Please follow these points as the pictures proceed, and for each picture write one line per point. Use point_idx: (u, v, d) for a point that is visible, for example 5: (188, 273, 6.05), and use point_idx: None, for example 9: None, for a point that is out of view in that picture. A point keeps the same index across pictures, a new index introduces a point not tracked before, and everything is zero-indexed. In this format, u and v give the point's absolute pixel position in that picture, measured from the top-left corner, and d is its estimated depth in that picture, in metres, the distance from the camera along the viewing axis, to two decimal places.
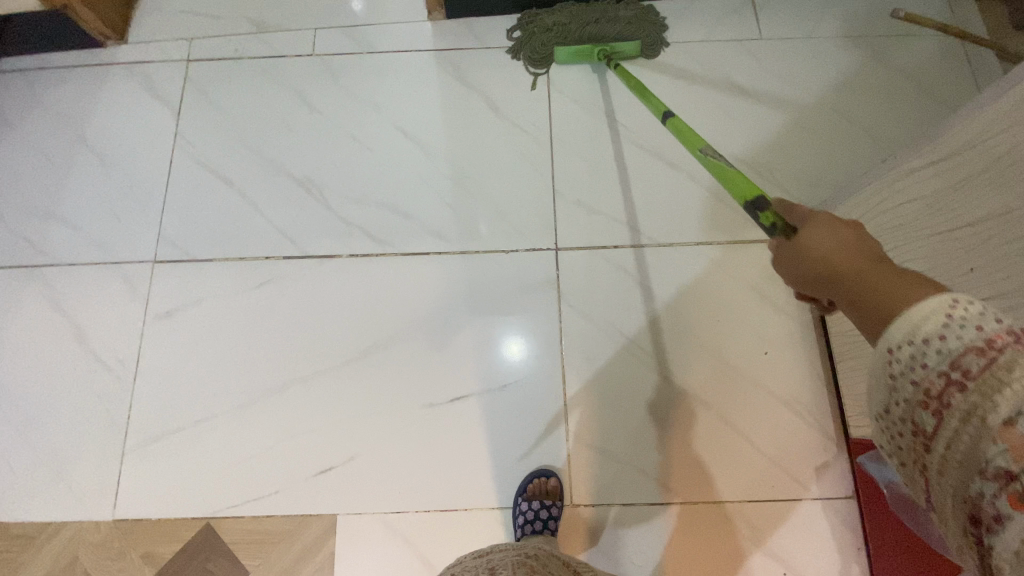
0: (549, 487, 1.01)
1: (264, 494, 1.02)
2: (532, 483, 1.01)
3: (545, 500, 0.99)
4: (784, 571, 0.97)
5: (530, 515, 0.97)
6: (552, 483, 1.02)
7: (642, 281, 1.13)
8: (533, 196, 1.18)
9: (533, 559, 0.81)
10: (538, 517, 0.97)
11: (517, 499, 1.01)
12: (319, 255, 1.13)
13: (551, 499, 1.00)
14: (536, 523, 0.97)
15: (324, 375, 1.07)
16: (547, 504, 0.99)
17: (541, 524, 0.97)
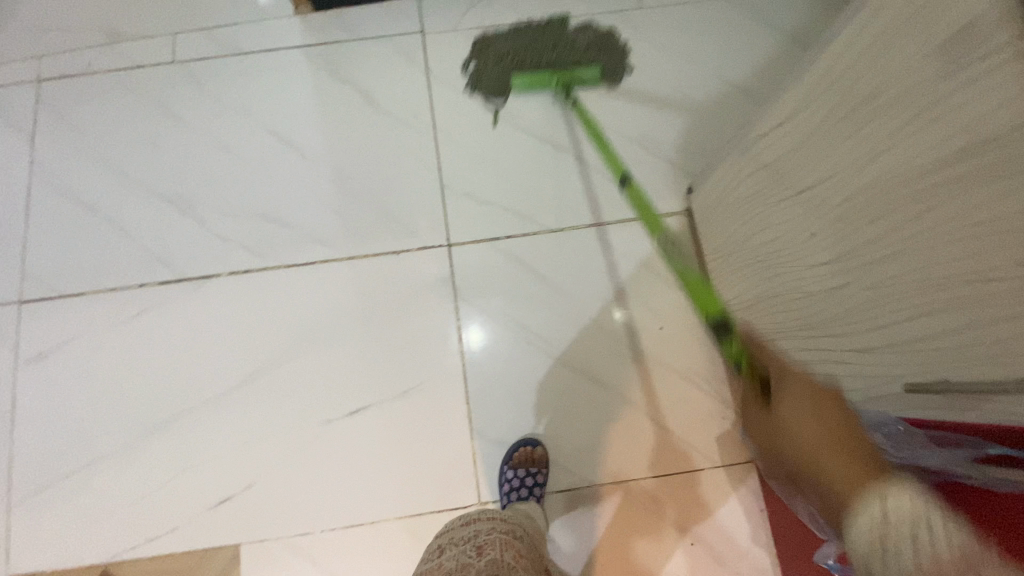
0: (535, 456, 1.01)
1: (163, 531, 0.98)
2: (518, 451, 1.01)
3: (530, 468, 1.00)
4: (692, 541, 1.00)
5: (516, 483, 0.98)
6: (538, 451, 1.02)
7: (539, 267, 1.11)
8: (420, 190, 1.12)
9: (522, 558, 0.76)
10: (523, 484, 0.98)
11: (502, 468, 1.00)
12: (198, 276, 1.08)
13: (536, 466, 1.00)
14: (521, 490, 0.98)
15: (214, 401, 1.03)
16: (533, 472, 0.99)
17: (527, 491, 0.98)
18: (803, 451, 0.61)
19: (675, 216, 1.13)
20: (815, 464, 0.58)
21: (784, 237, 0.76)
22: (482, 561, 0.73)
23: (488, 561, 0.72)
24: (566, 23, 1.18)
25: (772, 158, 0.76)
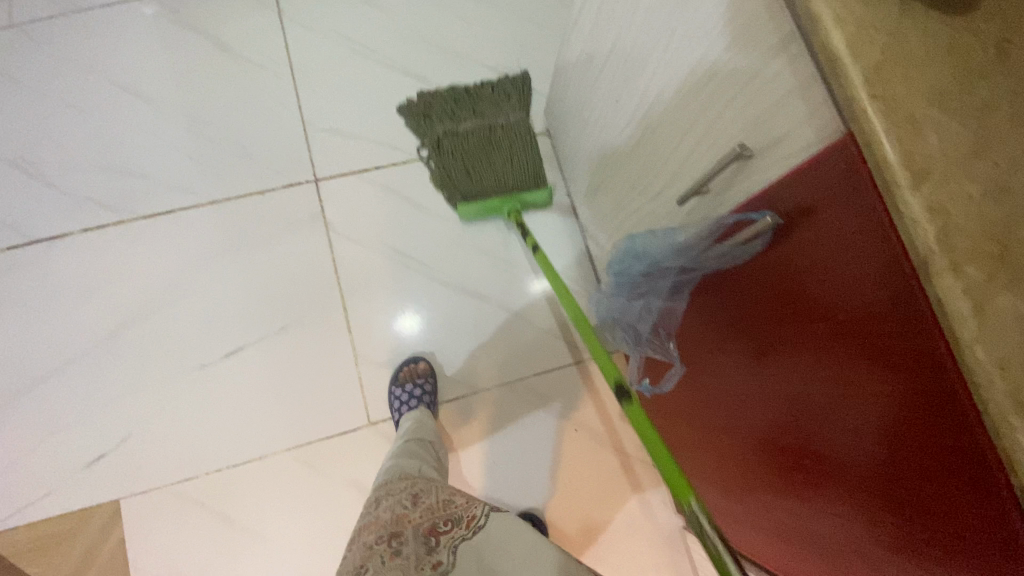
0: (419, 371, 1.02)
1: (35, 500, 0.94)
2: (404, 369, 1.02)
3: (417, 382, 1.01)
4: (575, 428, 1.05)
5: (405, 397, 0.99)
6: (423, 365, 1.03)
7: (409, 193, 1.12)
8: (280, 129, 1.11)
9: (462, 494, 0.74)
10: (412, 397, 0.99)
11: (391, 388, 1.01)
12: (49, 237, 1.03)
13: (423, 379, 1.02)
14: (412, 403, 0.98)
15: (80, 362, 0.99)
16: (420, 384, 1.01)
17: (417, 403, 0.99)
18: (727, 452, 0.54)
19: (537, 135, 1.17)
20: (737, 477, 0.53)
21: (595, 116, 0.83)
22: (420, 509, 0.71)
23: (426, 508, 0.71)
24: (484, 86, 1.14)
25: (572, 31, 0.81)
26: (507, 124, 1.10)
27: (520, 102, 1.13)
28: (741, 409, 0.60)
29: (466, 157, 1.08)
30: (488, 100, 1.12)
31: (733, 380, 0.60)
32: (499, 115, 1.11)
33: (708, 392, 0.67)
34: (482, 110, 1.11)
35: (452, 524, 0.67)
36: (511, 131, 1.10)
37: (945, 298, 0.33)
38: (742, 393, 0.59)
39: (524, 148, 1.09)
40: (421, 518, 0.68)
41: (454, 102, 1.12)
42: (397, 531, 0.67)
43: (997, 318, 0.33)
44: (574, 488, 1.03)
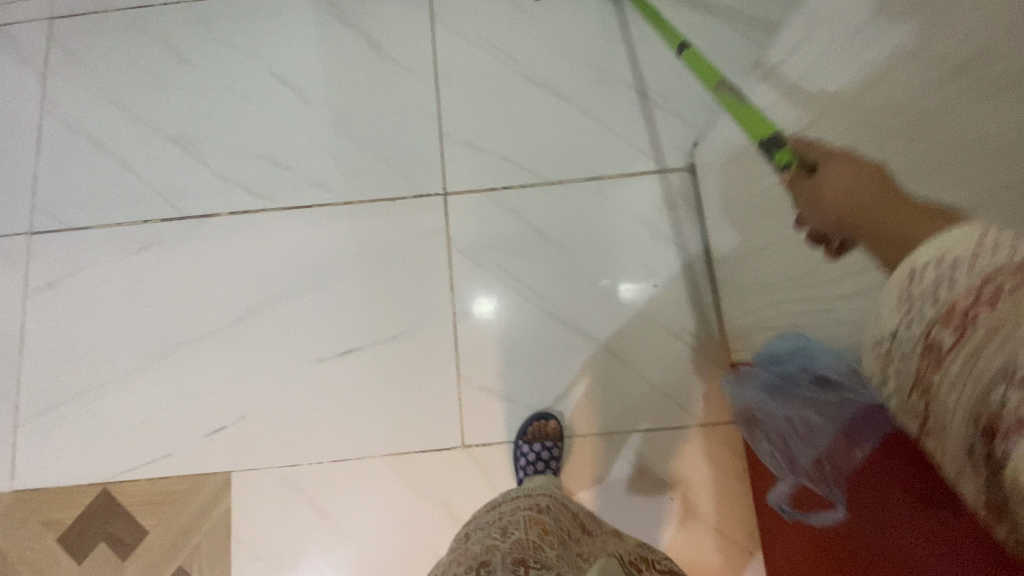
0: (549, 429, 1.01)
1: (160, 457, 1.02)
2: (533, 425, 1.01)
3: (546, 442, 1.00)
4: (670, 495, 1.00)
5: (531, 457, 0.98)
6: (552, 424, 1.01)
7: (535, 220, 1.09)
8: (418, 137, 1.11)
9: (543, 516, 0.80)
10: (539, 458, 0.98)
11: (517, 442, 1.01)
12: (198, 215, 1.10)
13: (552, 440, 1.00)
14: (538, 464, 0.98)
15: (212, 337, 1.06)
16: (548, 446, 0.99)
17: (543, 465, 0.98)
18: (847, 202, 0.48)
19: (677, 175, 1.10)
20: (873, 219, 0.45)
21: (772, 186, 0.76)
22: (507, 542, 0.73)
23: (514, 541, 0.72)
24: None
25: (775, 99, 0.76)
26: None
27: None
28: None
29: None
30: None
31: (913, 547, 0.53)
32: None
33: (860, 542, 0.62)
34: None
35: (540, 564, 0.67)
36: None
37: None
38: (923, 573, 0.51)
39: None
40: (509, 551, 0.70)
41: None
42: (486, 560, 0.69)
43: None
44: None
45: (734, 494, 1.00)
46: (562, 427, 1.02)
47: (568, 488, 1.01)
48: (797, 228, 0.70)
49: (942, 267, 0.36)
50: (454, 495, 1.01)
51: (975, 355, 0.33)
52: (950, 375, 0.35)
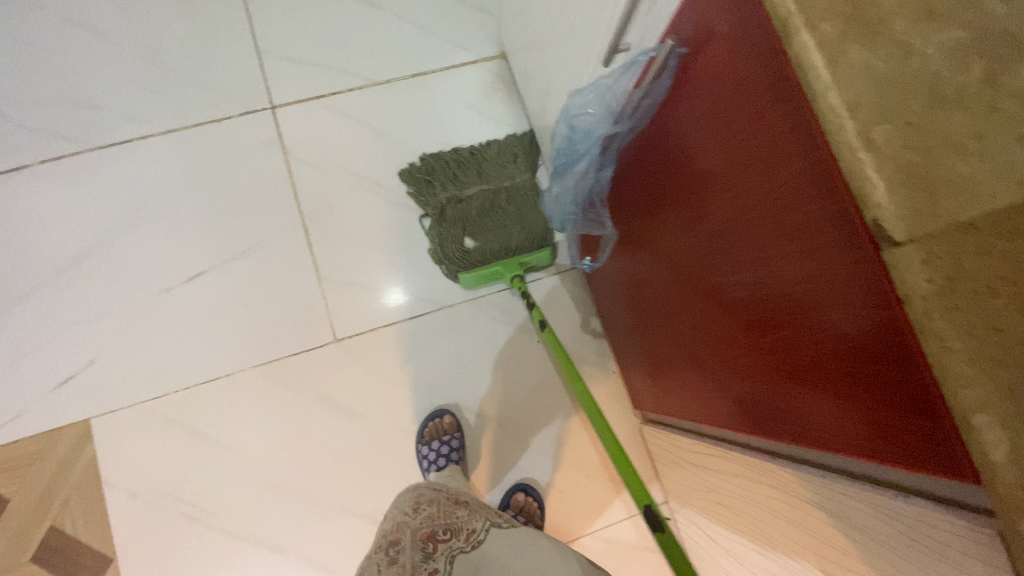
0: (445, 425, 1.02)
1: (5, 421, 0.95)
2: (428, 426, 1.01)
3: (443, 438, 1.00)
4: (536, 339, 1.09)
5: (432, 456, 0.97)
6: (447, 419, 1.02)
7: (366, 119, 1.13)
8: (235, 59, 1.11)
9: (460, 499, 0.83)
10: (440, 455, 0.98)
11: (417, 447, 1.00)
12: (6, 169, 1.04)
13: (449, 434, 1.00)
14: (440, 461, 0.97)
15: (44, 289, 1.00)
16: (446, 440, 0.99)
17: (445, 459, 0.98)
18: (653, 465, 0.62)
19: (492, 58, 1.17)
20: None
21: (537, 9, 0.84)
22: (419, 518, 0.77)
23: (425, 516, 0.77)
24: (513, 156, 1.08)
25: None
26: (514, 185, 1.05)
27: (527, 164, 1.07)
28: (686, 280, 0.63)
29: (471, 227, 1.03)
30: (495, 160, 1.08)
31: (677, 249, 0.63)
32: (505, 177, 1.06)
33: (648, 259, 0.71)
34: (487, 172, 1.07)
35: (450, 534, 0.72)
36: (517, 192, 1.05)
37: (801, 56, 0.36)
38: (686, 266, 0.62)
39: (527, 211, 1.03)
40: (420, 526, 0.75)
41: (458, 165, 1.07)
42: (397, 539, 0.74)
43: (851, 67, 0.35)
44: (543, 403, 1.08)
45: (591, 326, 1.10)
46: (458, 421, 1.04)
47: (443, 355, 1.07)
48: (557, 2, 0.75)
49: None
50: (333, 388, 1.02)
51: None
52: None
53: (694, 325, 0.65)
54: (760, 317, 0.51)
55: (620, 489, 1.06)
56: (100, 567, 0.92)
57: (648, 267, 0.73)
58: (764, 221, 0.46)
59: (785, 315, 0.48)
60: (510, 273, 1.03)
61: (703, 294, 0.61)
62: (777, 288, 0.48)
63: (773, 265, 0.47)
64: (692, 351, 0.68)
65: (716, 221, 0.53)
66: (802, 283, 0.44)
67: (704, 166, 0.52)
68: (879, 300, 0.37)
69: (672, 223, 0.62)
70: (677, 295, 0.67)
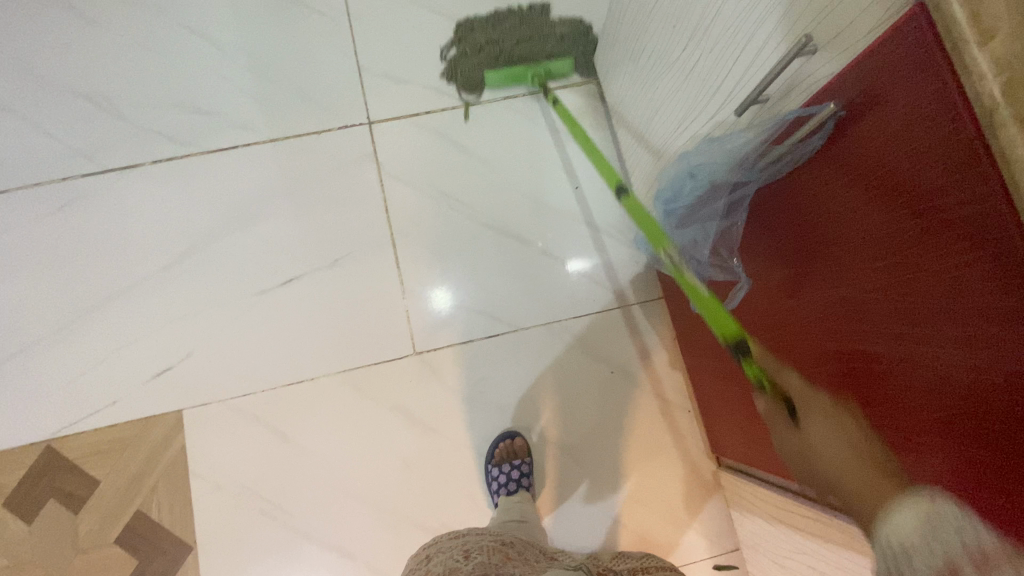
0: (517, 448, 1.03)
1: (104, 405, 1.01)
2: (499, 447, 1.02)
3: (515, 461, 1.00)
4: (611, 369, 1.09)
5: (503, 479, 0.99)
6: (518, 442, 1.03)
7: (457, 138, 1.15)
8: (337, 73, 1.16)
9: (506, 546, 0.84)
10: (510, 479, 0.99)
11: (487, 466, 1.01)
12: (121, 167, 1.10)
13: (520, 458, 1.01)
14: (510, 485, 0.99)
15: (148, 282, 1.06)
16: (518, 464, 1.00)
17: (515, 484, 0.99)
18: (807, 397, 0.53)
19: (584, 86, 1.19)
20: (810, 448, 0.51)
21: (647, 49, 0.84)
22: (470, 563, 0.76)
23: (476, 561, 0.75)
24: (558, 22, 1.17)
25: None
26: (550, 31, 1.16)
27: (569, 20, 1.18)
28: (807, 339, 0.62)
29: (501, 54, 1.15)
30: (539, 13, 1.18)
31: (799, 306, 0.62)
32: (544, 29, 1.17)
33: (759, 313, 0.70)
34: (529, 18, 1.17)
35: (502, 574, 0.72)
36: (552, 46, 1.16)
37: (1010, 147, 0.36)
38: (809, 326, 0.61)
39: (557, 58, 1.15)
40: (473, 569, 0.73)
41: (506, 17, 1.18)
42: None
43: None
44: (615, 433, 1.07)
45: (667, 361, 1.10)
46: (528, 445, 1.05)
47: (518, 377, 1.08)
48: (675, 50, 0.75)
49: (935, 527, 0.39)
50: (411, 400, 1.04)
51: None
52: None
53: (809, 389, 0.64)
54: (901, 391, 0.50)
55: (687, 530, 1.05)
56: (181, 555, 0.96)
57: (755, 318, 0.72)
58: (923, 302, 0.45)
59: (928, 394, 0.47)
60: (533, 77, 1.13)
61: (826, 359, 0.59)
62: (927, 370, 0.47)
63: (927, 346, 0.46)
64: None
65: (860, 287, 0.52)
66: (965, 371, 0.43)
67: (851, 232, 0.52)
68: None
69: (799, 279, 0.61)
70: (789, 352, 0.66)
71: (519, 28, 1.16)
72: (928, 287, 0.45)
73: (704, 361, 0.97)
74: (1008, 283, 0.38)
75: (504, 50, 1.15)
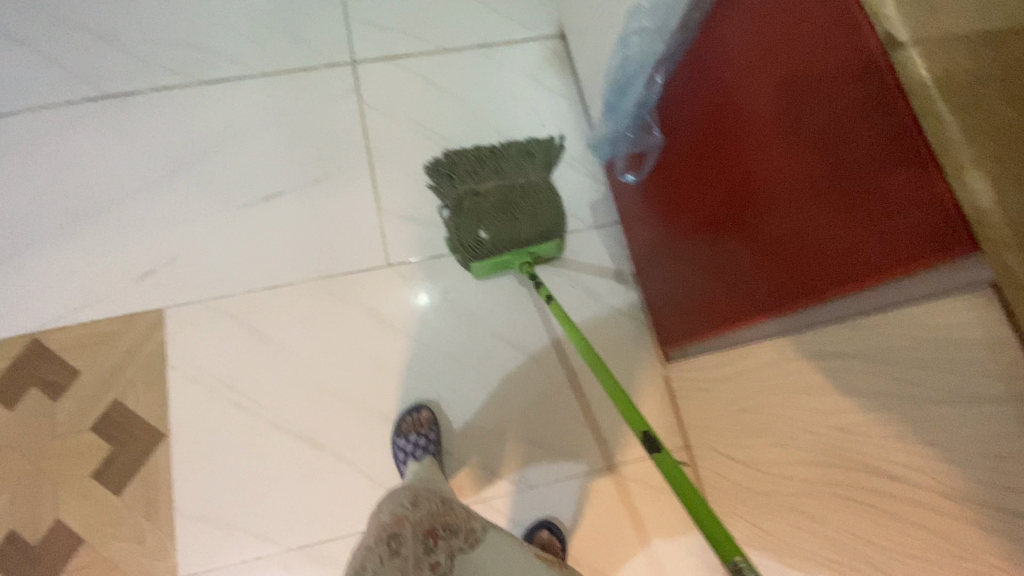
0: (422, 420, 1.04)
1: (90, 303, 1.06)
2: (404, 421, 1.04)
3: (421, 431, 1.03)
4: (571, 285, 1.16)
5: (409, 448, 1.01)
6: (424, 415, 1.05)
7: (434, 79, 1.26)
8: (327, 20, 1.27)
9: (455, 503, 0.85)
10: (417, 448, 1.01)
11: (394, 440, 1.03)
12: (122, 94, 1.19)
13: (426, 428, 1.04)
14: (417, 453, 1.00)
15: (138, 194, 1.13)
16: (423, 434, 1.02)
17: (422, 452, 1.00)
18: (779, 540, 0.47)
19: (552, 37, 1.30)
20: None
21: None
22: (418, 512, 0.81)
23: (423, 513, 0.80)
24: (524, 154, 1.17)
25: None
26: (529, 183, 1.13)
27: (542, 163, 1.17)
28: (722, 179, 0.71)
29: (484, 219, 1.10)
30: (512, 158, 1.16)
31: (714, 151, 0.72)
32: (519, 175, 1.15)
33: (687, 177, 0.80)
34: (505, 170, 1.15)
35: (448, 531, 0.77)
36: (532, 191, 1.12)
37: None
38: (722, 164, 0.70)
39: (539, 205, 1.12)
40: (419, 521, 0.78)
41: (478, 160, 1.16)
42: (396, 533, 0.76)
43: None
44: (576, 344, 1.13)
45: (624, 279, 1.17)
46: (435, 417, 1.07)
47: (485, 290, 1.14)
48: None
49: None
50: (382, 307, 1.11)
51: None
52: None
53: (722, 227, 0.74)
54: (789, 182, 0.59)
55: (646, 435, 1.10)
56: (154, 441, 1.00)
57: (684, 187, 0.81)
58: (795, 89, 0.56)
59: (804, 170, 0.56)
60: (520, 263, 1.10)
61: (737, 178, 0.68)
62: (803, 149, 0.56)
63: (800, 128, 0.56)
64: (717, 251, 0.76)
65: (754, 105, 0.62)
66: (826, 131, 0.53)
67: (743, 58, 0.63)
68: (893, 115, 0.45)
69: (712, 124, 0.71)
70: (710, 200, 0.75)
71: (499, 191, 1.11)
72: (795, 57, 0.55)
73: (640, 251, 1.04)
74: (844, 39, 0.49)
75: (486, 209, 1.10)
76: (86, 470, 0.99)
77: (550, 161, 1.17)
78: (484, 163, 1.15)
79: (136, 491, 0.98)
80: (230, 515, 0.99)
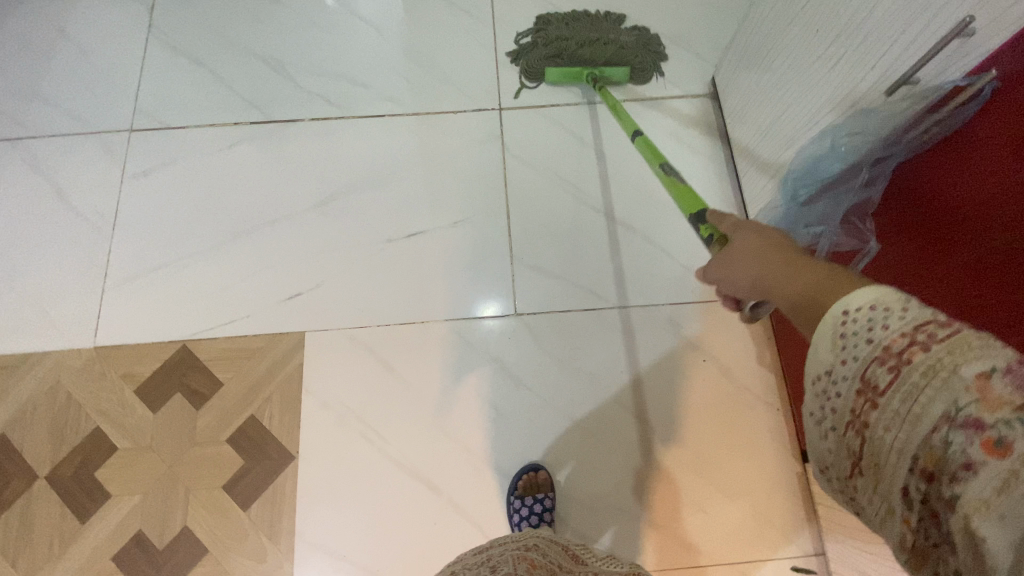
0: (541, 481, 1.03)
1: (237, 318, 1.12)
2: (522, 478, 1.03)
3: (538, 495, 1.01)
4: (705, 359, 1.13)
5: (525, 512, 0.99)
6: (541, 475, 1.04)
7: (578, 131, 1.27)
8: (478, 65, 1.31)
9: (531, 551, 0.82)
10: (533, 513, 0.99)
11: (509, 498, 1.02)
12: (283, 120, 1.26)
13: (543, 492, 1.02)
14: (532, 518, 0.98)
15: (290, 218, 1.19)
16: (540, 498, 1.00)
17: (537, 518, 0.98)
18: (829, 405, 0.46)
19: (700, 100, 1.29)
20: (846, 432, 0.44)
21: (780, 57, 0.94)
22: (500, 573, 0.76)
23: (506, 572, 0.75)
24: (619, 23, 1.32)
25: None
26: (618, 37, 1.29)
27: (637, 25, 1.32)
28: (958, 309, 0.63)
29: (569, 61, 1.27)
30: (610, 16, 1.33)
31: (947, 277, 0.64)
32: (611, 28, 1.31)
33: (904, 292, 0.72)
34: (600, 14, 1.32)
35: None
36: (619, 44, 1.28)
37: None
38: (958, 293, 0.63)
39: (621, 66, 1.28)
40: None
41: (577, 19, 1.32)
42: None
43: None
44: (707, 424, 1.09)
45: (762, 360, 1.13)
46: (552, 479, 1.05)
47: (613, 352, 1.13)
48: (815, 55, 0.85)
49: (851, 335, 0.42)
50: (511, 355, 1.11)
51: (923, 387, 0.37)
52: (889, 412, 0.39)
53: None
54: None
55: (772, 529, 1.05)
56: (285, 462, 1.04)
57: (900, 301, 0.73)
58: None
59: None
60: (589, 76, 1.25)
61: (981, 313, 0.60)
62: None
63: None
64: None
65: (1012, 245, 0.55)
66: None
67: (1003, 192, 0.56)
68: None
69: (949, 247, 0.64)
70: None
71: (588, 29, 1.30)
72: None
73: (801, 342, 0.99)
74: None
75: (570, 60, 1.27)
76: (219, 481, 1.03)
77: (644, 32, 1.31)
78: (582, 20, 1.32)
79: (261, 508, 1.02)
80: (346, 546, 1.01)
